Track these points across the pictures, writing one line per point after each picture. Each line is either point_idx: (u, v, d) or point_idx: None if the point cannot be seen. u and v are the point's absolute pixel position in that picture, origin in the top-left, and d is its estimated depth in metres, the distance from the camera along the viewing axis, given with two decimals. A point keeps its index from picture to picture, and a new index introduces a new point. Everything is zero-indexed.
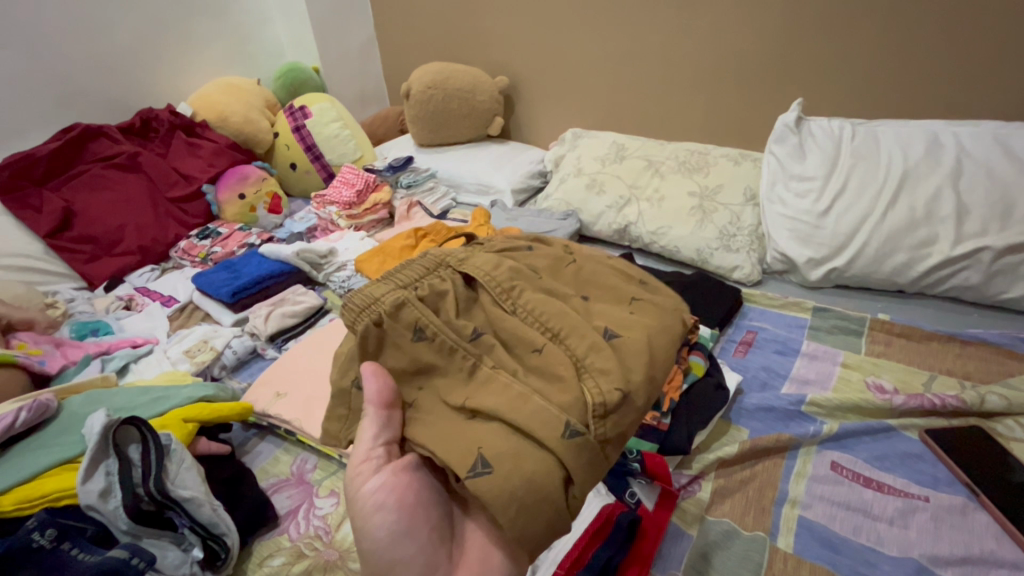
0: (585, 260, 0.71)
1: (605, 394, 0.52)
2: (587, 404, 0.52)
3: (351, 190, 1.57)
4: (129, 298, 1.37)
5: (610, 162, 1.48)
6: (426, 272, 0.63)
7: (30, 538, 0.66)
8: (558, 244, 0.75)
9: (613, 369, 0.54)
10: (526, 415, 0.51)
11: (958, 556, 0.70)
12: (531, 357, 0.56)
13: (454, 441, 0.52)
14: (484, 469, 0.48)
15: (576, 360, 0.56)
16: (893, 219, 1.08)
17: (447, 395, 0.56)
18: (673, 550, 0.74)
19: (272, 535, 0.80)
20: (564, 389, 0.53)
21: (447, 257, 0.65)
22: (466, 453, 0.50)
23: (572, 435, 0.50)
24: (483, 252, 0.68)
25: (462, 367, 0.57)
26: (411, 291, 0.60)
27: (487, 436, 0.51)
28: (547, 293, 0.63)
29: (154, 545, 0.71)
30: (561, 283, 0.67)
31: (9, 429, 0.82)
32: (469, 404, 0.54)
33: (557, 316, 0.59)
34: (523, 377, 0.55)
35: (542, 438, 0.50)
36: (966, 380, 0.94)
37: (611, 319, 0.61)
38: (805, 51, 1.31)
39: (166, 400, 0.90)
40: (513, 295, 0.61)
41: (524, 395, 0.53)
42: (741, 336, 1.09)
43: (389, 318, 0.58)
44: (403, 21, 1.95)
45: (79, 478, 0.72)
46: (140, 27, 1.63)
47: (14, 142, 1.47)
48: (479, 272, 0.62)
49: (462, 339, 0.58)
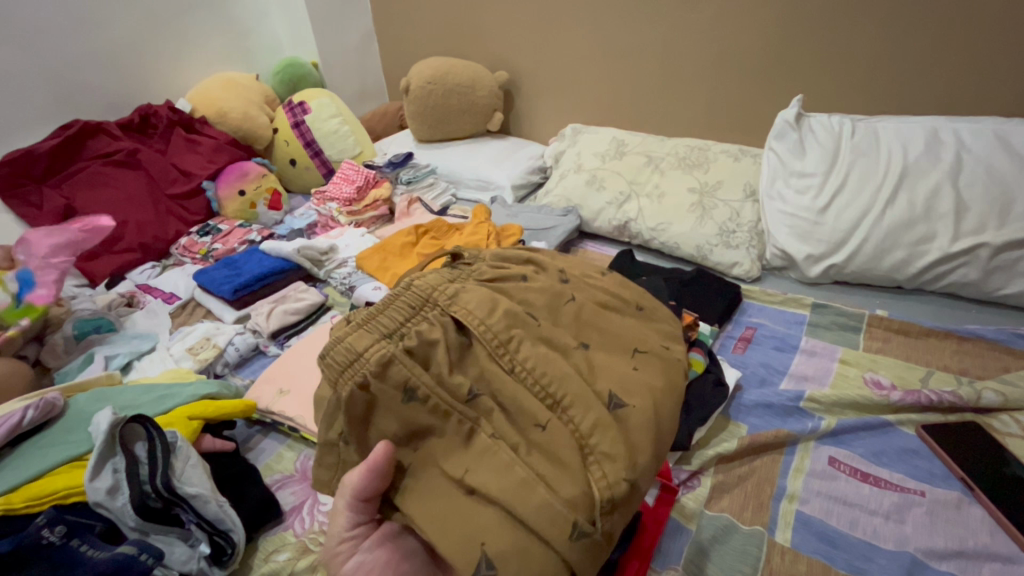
0: (582, 296, 0.70)
1: (613, 486, 0.54)
2: (595, 497, 0.54)
3: (352, 186, 1.58)
4: (131, 297, 1.36)
5: (610, 158, 1.49)
6: (411, 315, 0.60)
7: (40, 535, 0.67)
8: (552, 268, 0.72)
9: (619, 456, 0.55)
10: (533, 510, 0.51)
11: (952, 549, 0.71)
12: (534, 431, 0.56)
13: (454, 531, 0.52)
14: (488, 571, 0.50)
15: (581, 438, 0.56)
16: (893, 213, 1.09)
17: (445, 463, 0.55)
18: (672, 545, 0.76)
19: (277, 530, 0.81)
20: (569, 477, 0.54)
21: (435, 292, 0.62)
22: (469, 551, 0.51)
23: (579, 536, 0.51)
24: (474, 285, 0.65)
25: (458, 431, 0.56)
26: (398, 343, 0.57)
27: (491, 531, 0.51)
28: (546, 343, 0.62)
29: (161, 541, 0.72)
30: (561, 325, 0.65)
31: (16, 428, 0.83)
32: (468, 479, 0.54)
33: (559, 381, 0.58)
34: (525, 456, 0.55)
35: (550, 539, 0.51)
36: (962, 375, 0.95)
37: (615, 379, 0.62)
38: (804, 44, 1.31)
39: (171, 398, 0.90)
40: (510, 350, 0.59)
41: (527, 483, 0.53)
42: (741, 333, 1.10)
43: (376, 378, 0.55)
44: (401, 13, 1.94)
45: (87, 476, 0.73)
46: (139, 23, 1.63)
47: (14, 138, 1.47)
48: (473, 319, 0.60)
49: (456, 401, 0.56)
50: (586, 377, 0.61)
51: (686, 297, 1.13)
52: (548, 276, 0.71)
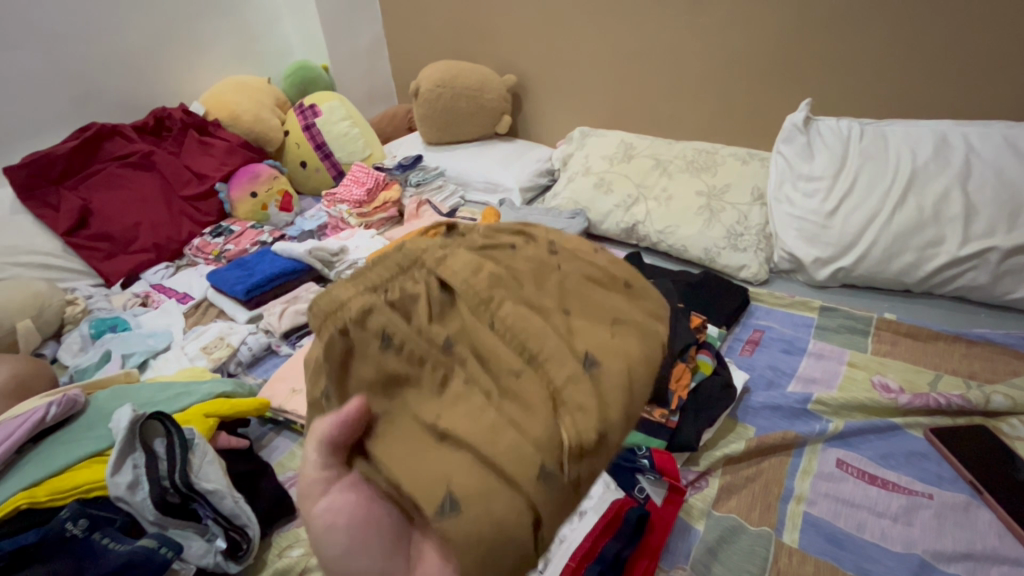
0: (569, 267, 0.65)
1: (583, 436, 0.48)
2: (563, 444, 0.48)
3: (362, 188, 1.60)
4: (146, 295, 1.40)
5: (618, 161, 1.50)
6: (399, 272, 0.60)
7: (63, 528, 0.69)
8: (541, 241, 0.69)
9: (591, 408, 0.50)
10: (501, 450, 0.47)
11: (961, 552, 0.71)
12: (508, 379, 0.52)
13: (421, 473, 0.46)
14: (451, 510, 0.44)
15: (554, 392, 0.51)
16: (902, 217, 1.09)
17: (418, 409, 0.52)
18: (680, 545, 0.76)
19: (290, 527, 0.83)
20: (539, 420, 0.49)
21: (424, 255, 0.63)
22: (433, 491, 0.45)
23: (545, 477, 0.46)
24: (461, 248, 0.64)
25: (432, 380, 0.53)
26: (382, 295, 0.58)
27: (458, 472, 0.46)
28: (527, 305, 0.58)
29: (179, 535, 0.74)
30: (543, 290, 0.61)
31: (39, 424, 0.85)
32: (439, 424, 0.49)
33: (536, 336, 0.55)
34: (497, 402, 0.51)
35: (514, 480, 0.45)
36: (971, 379, 0.95)
37: (593, 341, 0.56)
38: (815, 50, 1.32)
39: (187, 396, 0.92)
40: (491, 307, 0.57)
41: (496, 427, 0.48)
42: (749, 335, 1.10)
43: (356, 325, 0.55)
44: (410, 17, 1.96)
45: (108, 471, 0.75)
46: (154, 28, 1.66)
47: (34, 141, 1.51)
48: (457, 276, 0.59)
49: (433, 347, 0.54)
50: (562, 336, 0.56)
51: (694, 300, 1.13)
52: (537, 247, 0.67)
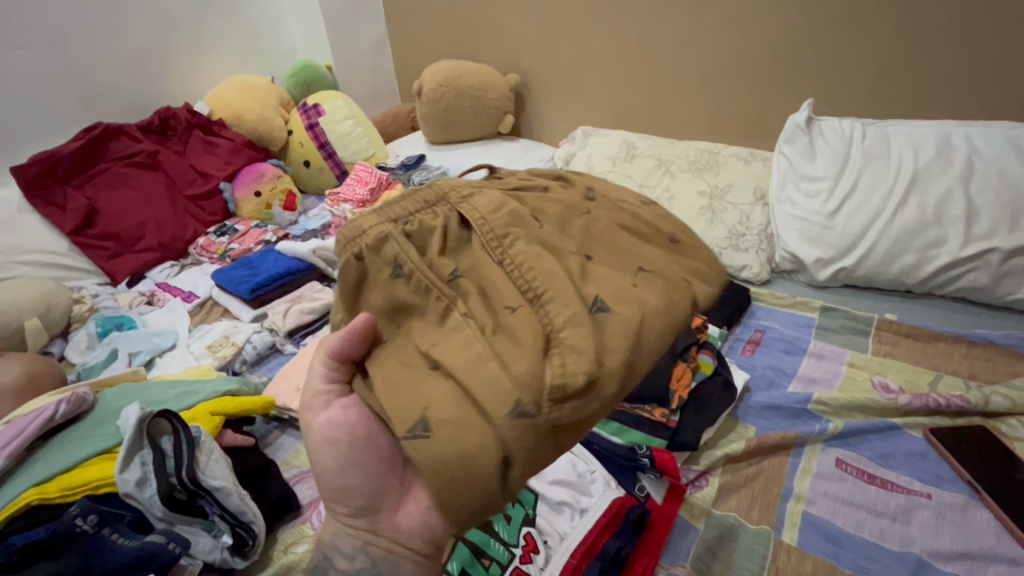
0: (603, 212, 0.59)
1: (568, 376, 0.45)
2: (545, 382, 0.45)
3: (365, 187, 1.61)
4: (151, 294, 1.41)
5: (620, 162, 1.51)
6: (422, 202, 0.56)
7: (74, 523, 0.68)
8: (579, 185, 0.62)
9: (586, 349, 0.46)
10: (479, 382, 0.45)
11: (958, 551, 0.72)
12: (504, 314, 0.49)
13: (401, 394, 0.47)
14: (423, 432, 0.45)
15: (550, 331, 0.48)
16: (904, 218, 1.09)
17: (418, 336, 0.50)
18: (681, 543, 0.77)
19: (294, 524, 0.84)
20: (526, 356, 0.46)
21: (452, 190, 0.58)
22: (408, 413, 0.46)
23: (519, 415, 0.44)
24: (495, 188, 0.59)
25: (435, 310, 0.51)
26: (401, 225, 0.54)
27: (439, 396, 0.46)
28: (544, 246, 0.53)
29: (186, 531, 0.75)
30: (567, 233, 0.55)
31: (48, 422, 0.86)
32: (433, 352, 0.48)
33: (543, 274, 0.50)
34: (490, 337, 0.48)
35: (489, 412, 0.44)
36: (971, 380, 0.96)
37: (606, 285, 0.51)
38: (817, 53, 1.32)
39: (193, 394, 0.93)
40: (503, 245, 0.52)
41: (481, 357, 0.46)
42: (749, 336, 1.11)
43: (369, 250, 0.53)
44: (413, 17, 1.97)
45: (116, 468, 0.76)
46: (159, 29, 1.68)
47: (42, 142, 1.52)
48: (476, 212, 0.54)
49: (439, 279, 0.51)
50: (574, 280, 0.51)
51: None
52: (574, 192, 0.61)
